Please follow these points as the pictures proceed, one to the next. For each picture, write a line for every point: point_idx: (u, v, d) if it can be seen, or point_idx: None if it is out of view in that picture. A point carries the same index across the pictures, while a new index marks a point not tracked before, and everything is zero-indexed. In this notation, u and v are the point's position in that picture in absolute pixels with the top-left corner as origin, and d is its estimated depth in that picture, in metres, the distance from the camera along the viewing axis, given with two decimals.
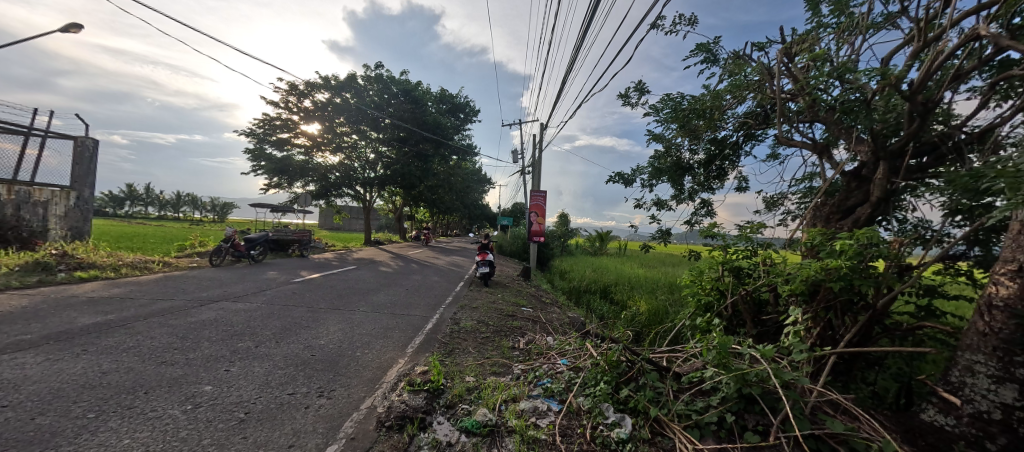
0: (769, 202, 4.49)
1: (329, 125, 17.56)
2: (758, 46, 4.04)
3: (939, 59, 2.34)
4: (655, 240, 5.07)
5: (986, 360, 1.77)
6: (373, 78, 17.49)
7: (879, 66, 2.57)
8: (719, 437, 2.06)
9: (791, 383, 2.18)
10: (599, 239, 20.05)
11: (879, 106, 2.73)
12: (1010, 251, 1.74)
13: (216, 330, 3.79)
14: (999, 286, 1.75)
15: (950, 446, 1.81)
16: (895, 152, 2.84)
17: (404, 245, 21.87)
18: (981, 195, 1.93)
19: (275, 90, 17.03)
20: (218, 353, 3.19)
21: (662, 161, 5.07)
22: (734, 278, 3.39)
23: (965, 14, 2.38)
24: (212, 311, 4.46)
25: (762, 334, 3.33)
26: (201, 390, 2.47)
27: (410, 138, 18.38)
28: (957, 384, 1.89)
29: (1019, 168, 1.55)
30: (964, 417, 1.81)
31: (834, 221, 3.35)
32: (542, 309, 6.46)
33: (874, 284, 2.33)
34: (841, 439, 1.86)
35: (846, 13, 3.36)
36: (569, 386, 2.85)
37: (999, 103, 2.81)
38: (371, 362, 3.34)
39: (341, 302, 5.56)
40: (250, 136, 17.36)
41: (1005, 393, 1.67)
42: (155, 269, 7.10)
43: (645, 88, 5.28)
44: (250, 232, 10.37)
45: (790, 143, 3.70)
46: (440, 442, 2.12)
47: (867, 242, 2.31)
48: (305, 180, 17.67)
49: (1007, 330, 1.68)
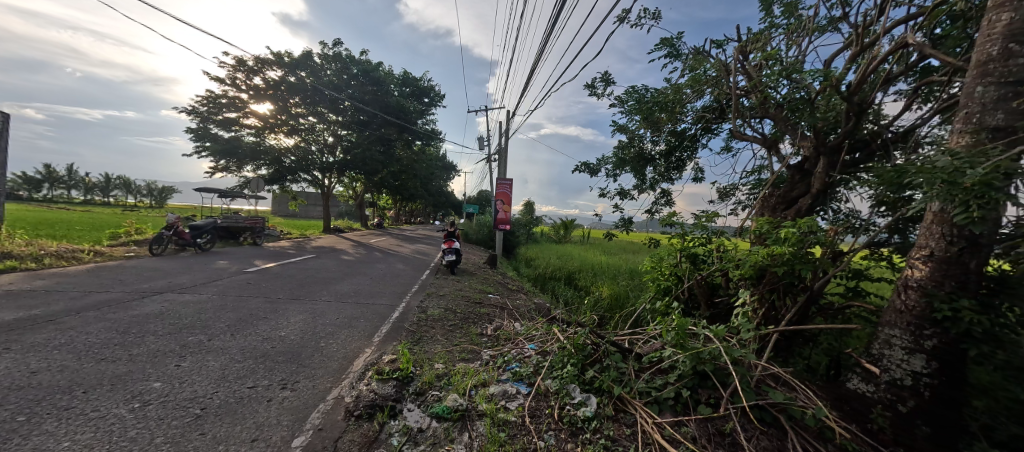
0: (723, 193, 4.78)
1: (283, 105, 16.29)
2: (717, 43, 4.23)
3: (873, 64, 2.61)
4: (618, 228, 5.22)
5: (901, 334, 2.05)
6: (332, 58, 16.55)
7: (822, 68, 2.83)
8: (676, 411, 2.24)
9: (740, 359, 2.40)
10: (564, 228, 20.58)
11: (822, 105, 3.00)
12: (923, 238, 2.01)
13: (163, 323, 3.52)
14: (914, 270, 2.03)
15: (871, 409, 2.10)
16: (834, 148, 3.10)
17: (388, 239, 17.59)
18: (903, 189, 2.18)
19: (221, 65, 15.59)
20: (166, 347, 2.98)
21: (626, 152, 5.20)
22: (691, 263, 3.65)
23: (896, 23, 2.65)
24: (156, 303, 4.13)
25: (715, 315, 3.59)
26: (150, 387, 2.31)
27: (372, 122, 17.80)
28: (877, 355, 2.17)
29: (934, 165, 1.77)
30: (882, 384, 2.10)
31: (779, 211, 3.63)
32: (508, 296, 6.55)
33: (812, 267, 2.59)
34: (781, 408, 2.11)
35: (795, 15, 3.59)
36: (537, 370, 2.93)
37: (921, 105, 3.16)
38: (337, 352, 3.26)
39: (301, 291, 5.34)
40: (193, 114, 15.86)
41: (915, 362, 1.97)
42: (85, 259, 6.42)
43: (611, 79, 5.37)
44: (196, 219, 9.57)
45: (744, 137, 3.92)
46: (411, 428, 2.14)
47: (807, 230, 2.57)
48: (257, 163, 16.47)
49: (920, 307, 1.96)
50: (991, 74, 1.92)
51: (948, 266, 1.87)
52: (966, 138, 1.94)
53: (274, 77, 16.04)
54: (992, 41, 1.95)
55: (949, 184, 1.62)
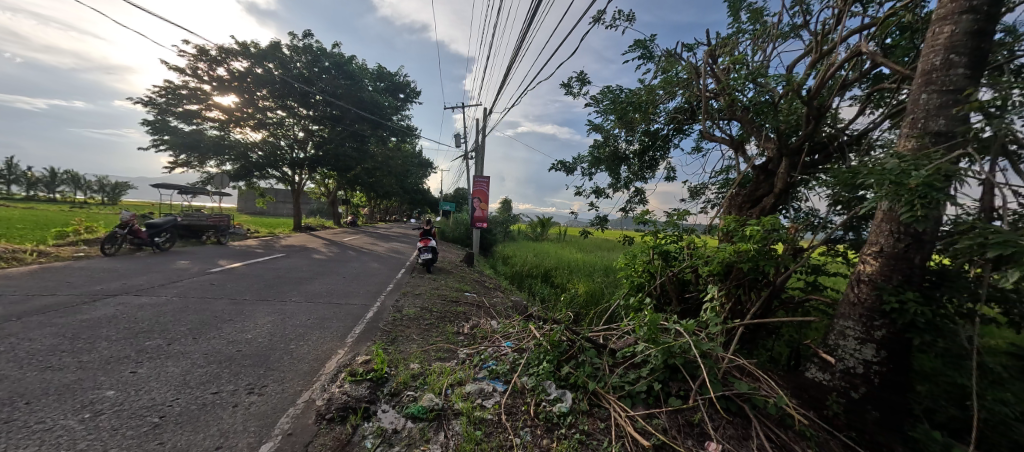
0: (693, 192, 4.93)
1: (248, 98, 15.57)
2: (688, 46, 4.34)
3: (831, 71, 2.75)
4: (594, 226, 5.29)
5: (854, 325, 2.18)
6: (302, 49, 15.94)
7: (785, 73, 2.96)
8: (648, 404, 2.31)
9: (708, 352, 2.48)
10: (541, 226, 20.72)
11: (784, 108, 3.15)
12: (873, 235, 2.14)
13: (117, 328, 3.31)
14: (866, 265, 2.15)
15: (827, 396, 2.24)
16: (795, 150, 3.26)
17: (362, 239, 16.07)
18: (856, 189, 2.31)
19: (181, 54, 14.72)
20: (120, 353, 2.80)
21: (601, 151, 5.29)
22: (663, 260, 3.75)
23: (852, 32, 2.81)
24: (108, 307, 3.87)
25: (686, 310, 3.71)
26: (102, 396, 2.16)
27: (345, 117, 17.28)
28: (833, 345, 2.29)
29: (883, 168, 1.89)
30: (837, 372, 2.24)
31: (745, 210, 3.78)
32: (485, 294, 6.54)
33: (774, 263, 2.72)
34: (746, 398, 2.21)
35: (761, 22, 3.74)
36: (513, 367, 2.94)
37: (873, 110, 3.37)
38: (307, 354, 3.16)
39: (269, 292, 5.13)
40: (150, 105, 14.91)
41: (867, 351, 2.11)
42: (26, 260, 5.93)
43: (587, 78, 5.43)
44: (153, 216, 9.02)
45: (713, 138, 4.05)
46: (385, 430, 2.11)
47: (770, 227, 2.70)
48: (221, 158, 15.71)
49: (870, 300, 2.10)
50: (934, 82, 2.07)
51: (895, 261, 2.01)
52: (912, 141, 2.08)
53: (239, 68, 15.29)
54: (936, 52, 2.09)
55: (896, 185, 1.73)
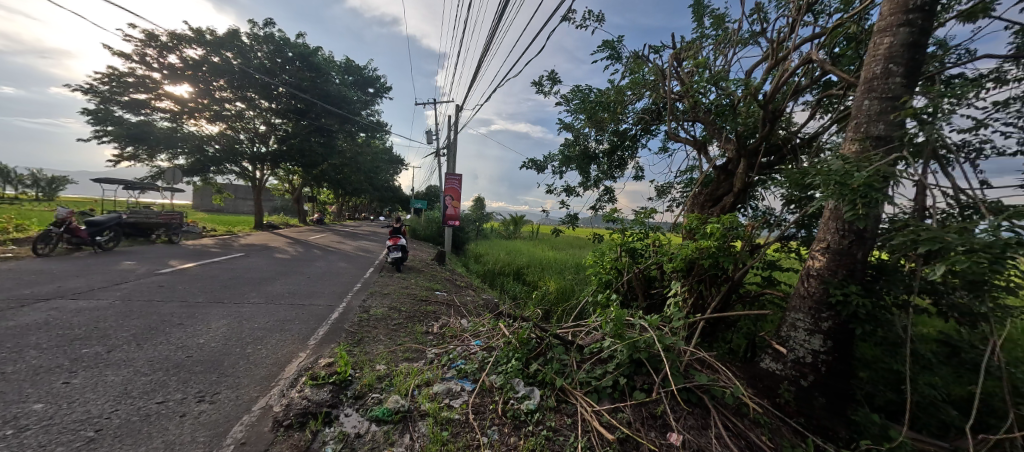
0: (660, 190, 5.07)
1: (204, 88, 14.69)
2: (655, 48, 4.45)
3: (785, 77, 2.91)
4: (564, 224, 5.34)
5: (804, 317, 2.29)
6: (264, 39, 15.17)
7: (742, 77, 3.08)
8: (613, 398, 2.34)
9: (671, 346, 2.55)
10: (514, 223, 20.75)
11: (743, 111, 3.31)
12: (821, 232, 2.26)
13: (49, 335, 3.04)
14: (814, 260, 2.27)
15: (779, 385, 2.35)
16: (752, 151, 3.41)
17: (331, 239, 14.94)
18: (806, 189, 2.43)
19: (128, 40, 13.69)
20: (52, 362, 2.57)
21: (572, 150, 5.35)
22: (630, 257, 3.83)
23: (804, 41, 2.96)
24: (39, 312, 3.54)
25: (651, 305, 3.81)
26: (28, 410, 1.97)
27: (312, 111, 16.61)
28: (785, 337, 2.40)
29: (829, 169, 1.99)
30: (789, 362, 2.34)
31: (707, 209, 3.92)
32: (456, 293, 6.47)
33: (733, 260, 2.84)
34: (705, 389, 2.28)
35: (722, 28, 3.87)
36: (481, 366, 2.92)
37: (823, 115, 3.57)
38: (266, 358, 3.02)
39: (226, 294, 4.86)
40: (93, 94, 13.79)
41: (815, 341, 2.23)
42: None
43: (557, 77, 5.46)
44: (93, 213, 8.34)
45: (678, 139, 4.18)
46: (347, 434, 2.04)
47: (729, 225, 2.81)
48: (173, 152, 14.79)
49: (818, 293, 2.21)
50: (875, 90, 2.20)
51: (841, 257, 2.13)
52: (855, 145, 2.21)
53: (193, 56, 14.37)
54: (876, 61, 2.23)
55: (841, 185, 1.83)
